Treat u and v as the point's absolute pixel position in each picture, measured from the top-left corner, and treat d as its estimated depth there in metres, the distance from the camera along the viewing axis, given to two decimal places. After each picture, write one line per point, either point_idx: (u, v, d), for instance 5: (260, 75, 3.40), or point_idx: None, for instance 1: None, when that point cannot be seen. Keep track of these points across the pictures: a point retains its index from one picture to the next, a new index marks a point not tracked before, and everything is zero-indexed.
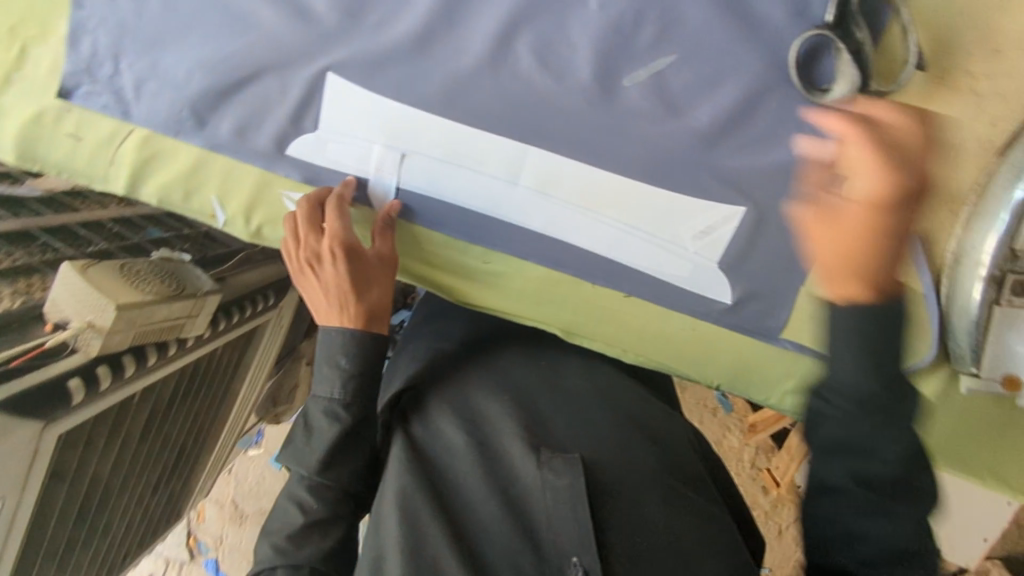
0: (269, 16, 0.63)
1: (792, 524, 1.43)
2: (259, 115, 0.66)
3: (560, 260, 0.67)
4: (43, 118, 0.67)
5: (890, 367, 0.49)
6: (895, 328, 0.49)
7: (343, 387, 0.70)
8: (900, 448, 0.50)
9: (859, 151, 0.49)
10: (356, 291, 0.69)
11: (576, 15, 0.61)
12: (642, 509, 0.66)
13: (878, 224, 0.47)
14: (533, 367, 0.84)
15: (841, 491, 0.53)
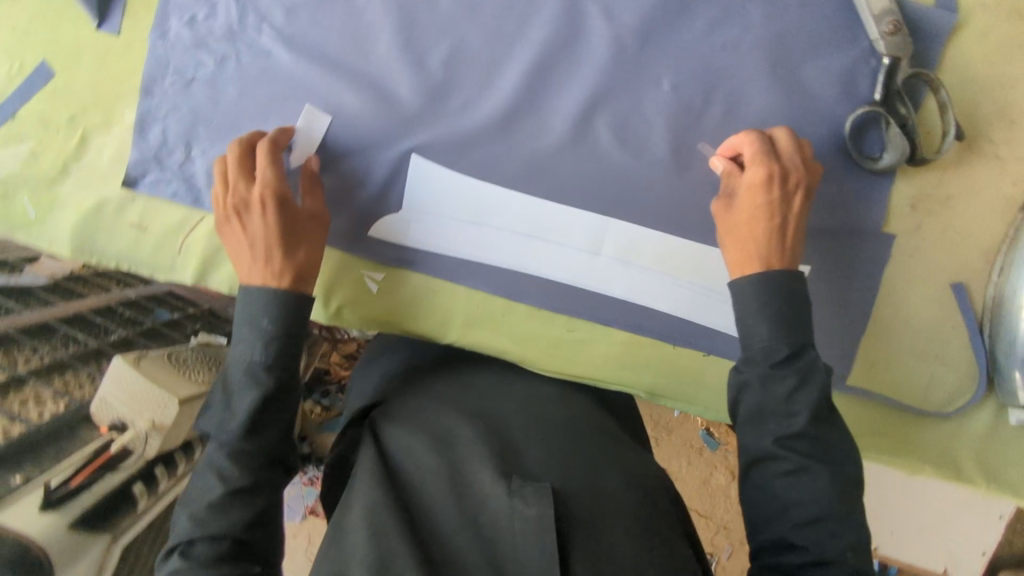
0: (352, 101, 0.64)
1: None
2: (342, 198, 0.66)
3: (644, 326, 0.68)
4: (104, 210, 0.66)
5: (783, 351, 0.54)
6: (802, 313, 0.55)
7: (269, 351, 0.59)
8: (810, 442, 0.52)
9: (750, 148, 0.58)
10: (281, 236, 0.59)
11: (648, 96, 0.65)
12: (614, 531, 0.53)
13: (767, 205, 0.56)
14: (514, 387, 0.71)
15: (777, 498, 0.53)
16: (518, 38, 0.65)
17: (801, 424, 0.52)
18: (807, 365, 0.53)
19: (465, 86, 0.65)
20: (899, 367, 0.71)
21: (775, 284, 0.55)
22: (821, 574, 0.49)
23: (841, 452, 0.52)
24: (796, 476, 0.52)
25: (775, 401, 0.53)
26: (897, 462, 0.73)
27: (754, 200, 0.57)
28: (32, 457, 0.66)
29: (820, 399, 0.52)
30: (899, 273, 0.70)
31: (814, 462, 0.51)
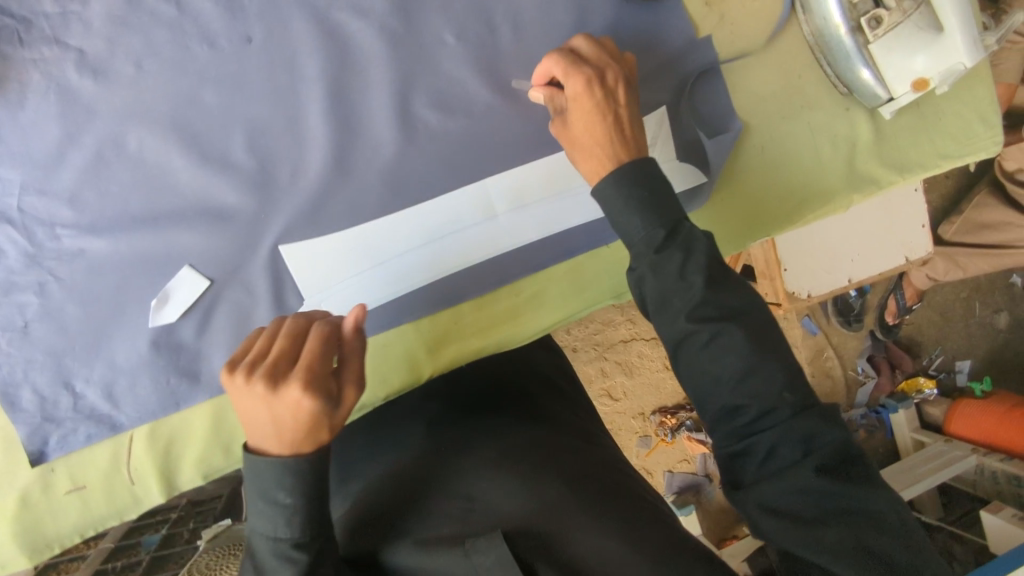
0: (192, 239, 0.60)
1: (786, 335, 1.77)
2: (245, 326, 0.62)
3: (573, 245, 0.70)
4: (32, 498, 0.59)
5: (660, 232, 0.53)
6: (659, 191, 0.55)
7: (293, 526, 0.52)
8: (713, 305, 0.51)
9: (557, 63, 0.58)
10: (310, 423, 0.51)
11: (444, 59, 0.65)
12: (582, 535, 0.57)
13: (597, 105, 0.56)
14: (433, 435, 0.68)
15: (708, 371, 0.51)
16: (297, 85, 0.62)
17: (701, 291, 0.51)
18: (687, 237, 0.53)
19: (283, 158, 0.62)
20: (782, 135, 0.74)
21: (627, 178, 0.54)
22: (773, 424, 0.49)
23: (745, 301, 0.52)
24: (716, 341, 0.51)
25: (673, 282, 0.52)
26: (830, 207, 0.76)
27: (585, 104, 0.56)
28: None
29: (707, 263, 0.52)
30: (732, 62, 0.73)
31: (727, 321, 0.51)
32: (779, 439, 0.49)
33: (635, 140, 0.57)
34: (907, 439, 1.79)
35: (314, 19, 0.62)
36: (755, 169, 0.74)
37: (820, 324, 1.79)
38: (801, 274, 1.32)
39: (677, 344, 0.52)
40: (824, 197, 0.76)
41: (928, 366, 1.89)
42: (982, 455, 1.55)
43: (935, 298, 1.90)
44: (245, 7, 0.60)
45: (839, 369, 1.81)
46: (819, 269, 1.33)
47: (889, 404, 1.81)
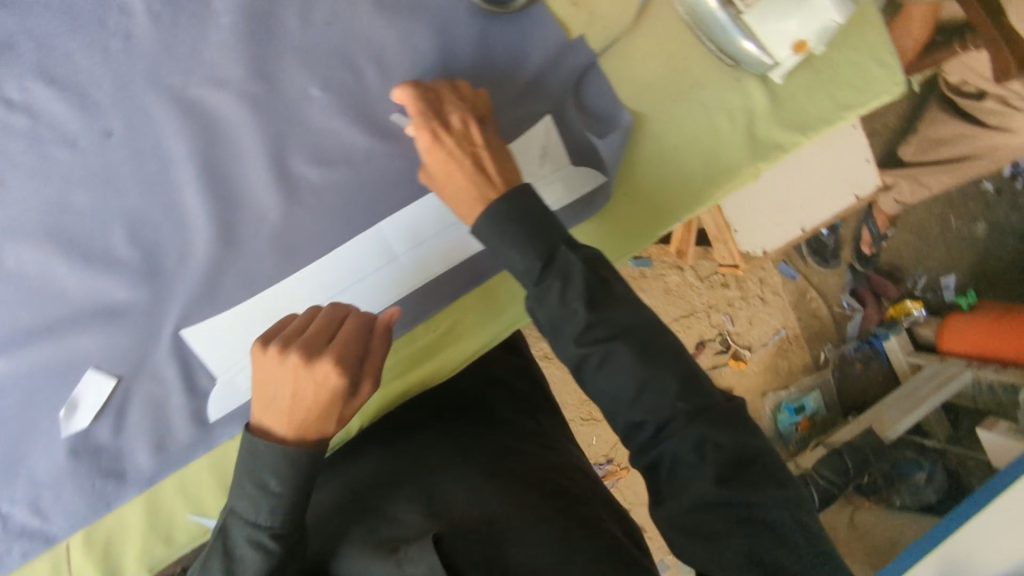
0: (93, 342, 0.60)
1: (765, 282, 1.56)
2: (162, 416, 0.62)
3: (482, 269, 0.69)
4: None
5: (536, 264, 0.52)
6: (535, 221, 0.53)
7: (275, 515, 0.54)
8: (602, 325, 0.51)
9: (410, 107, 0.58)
10: (327, 405, 0.55)
11: (311, 112, 0.64)
12: (520, 541, 0.52)
13: (450, 148, 0.56)
14: (386, 451, 0.65)
15: (606, 391, 0.51)
16: (166, 168, 0.61)
17: (583, 315, 0.50)
18: (564, 263, 0.52)
19: (167, 243, 0.61)
20: (676, 118, 0.73)
21: (500, 216, 0.53)
22: (670, 437, 0.49)
23: (633, 316, 0.52)
24: (609, 362, 0.50)
25: (557, 310, 0.51)
26: (738, 179, 0.75)
27: (439, 147, 0.57)
28: None
29: (586, 287, 0.51)
30: (609, 55, 0.71)
31: (615, 341, 0.50)
32: (680, 442, 0.48)
33: (507, 172, 0.57)
34: (903, 364, 1.62)
35: (172, 99, 0.61)
36: (652, 159, 0.73)
37: (796, 267, 1.57)
38: (752, 231, 1.33)
39: (577, 367, 0.52)
40: (728, 171, 0.74)
41: (914, 288, 1.64)
42: (978, 367, 1.45)
43: (909, 219, 1.62)
44: (98, 102, 0.59)
45: (824, 308, 1.60)
46: (769, 223, 1.33)
47: (879, 333, 1.62)
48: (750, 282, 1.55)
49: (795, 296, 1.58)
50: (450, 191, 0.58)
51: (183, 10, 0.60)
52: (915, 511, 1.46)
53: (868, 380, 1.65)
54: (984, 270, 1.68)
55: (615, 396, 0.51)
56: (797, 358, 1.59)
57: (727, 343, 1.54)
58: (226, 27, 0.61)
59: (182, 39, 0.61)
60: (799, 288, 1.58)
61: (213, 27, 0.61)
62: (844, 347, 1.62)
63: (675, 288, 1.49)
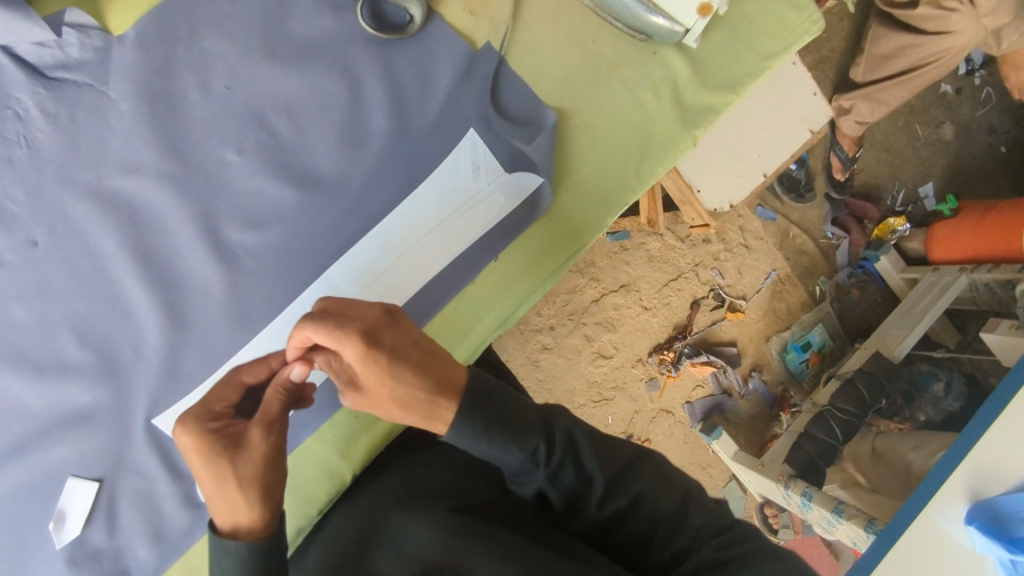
0: (66, 451, 0.60)
1: (744, 229, 1.56)
2: (152, 506, 0.62)
3: (439, 293, 0.69)
4: None
5: (542, 445, 0.55)
6: (510, 415, 0.54)
7: None
8: (614, 475, 0.58)
9: (317, 335, 0.50)
10: (219, 475, 0.47)
11: (233, 178, 0.63)
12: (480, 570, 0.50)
13: (388, 391, 0.51)
14: (348, 509, 0.64)
15: (635, 534, 0.57)
16: (100, 264, 0.61)
17: (600, 482, 0.57)
18: (565, 432, 0.58)
19: (120, 339, 0.61)
20: (600, 104, 0.72)
21: (474, 426, 0.52)
22: (686, 533, 0.56)
23: (636, 456, 0.60)
24: (634, 506, 0.57)
25: (575, 480, 0.57)
26: (675, 151, 0.74)
27: (380, 375, 0.50)
28: None
29: (592, 451, 0.58)
30: (520, 56, 0.71)
31: (635, 487, 0.58)
32: (660, 504, 0.57)
33: (431, 422, 0.52)
34: (897, 283, 1.55)
35: (91, 195, 0.60)
36: (585, 149, 0.72)
37: (772, 208, 1.57)
38: (715, 186, 1.32)
39: (553, 495, 0.57)
40: (663, 145, 0.74)
41: (893, 206, 1.62)
42: (972, 271, 1.35)
43: (876, 137, 1.61)
44: (16, 214, 0.59)
45: (811, 243, 1.59)
46: (728, 178, 1.32)
47: (868, 256, 1.56)
48: (731, 233, 1.55)
49: (777, 237, 1.57)
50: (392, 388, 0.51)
51: (80, 104, 0.60)
52: (940, 424, 1.35)
53: (872, 307, 1.61)
54: (963, 176, 1.64)
55: (644, 521, 0.57)
56: (794, 299, 1.58)
57: (720, 298, 1.54)
58: (128, 113, 0.61)
59: (87, 134, 0.60)
60: (780, 229, 1.58)
61: (115, 115, 0.60)
62: (840, 278, 1.59)
63: (658, 254, 1.50)
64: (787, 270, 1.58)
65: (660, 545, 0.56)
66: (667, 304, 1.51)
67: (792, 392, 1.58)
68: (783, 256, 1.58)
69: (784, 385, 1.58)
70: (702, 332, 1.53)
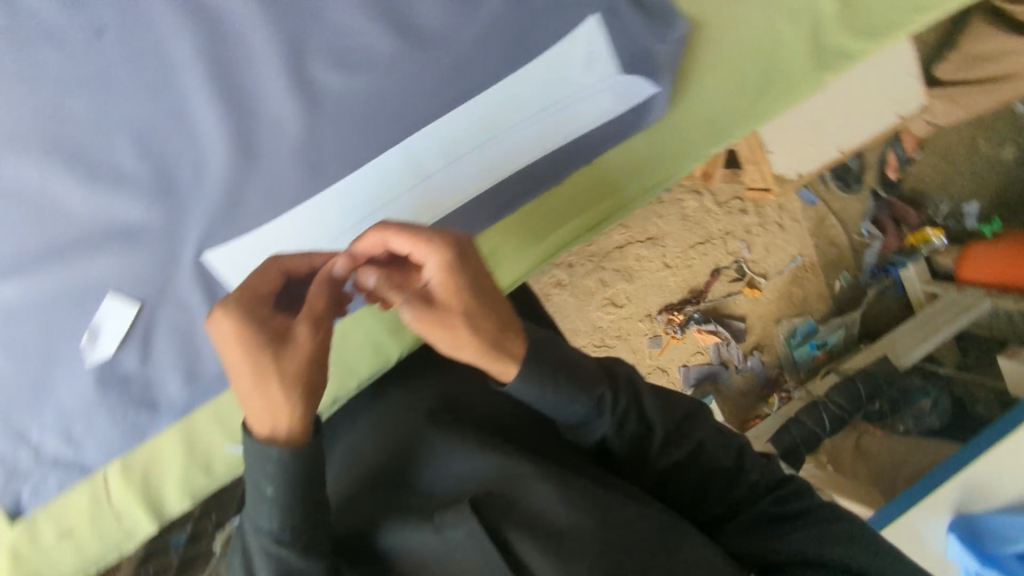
0: (109, 265, 0.56)
1: (782, 213, 1.43)
2: (189, 345, 0.59)
3: (523, 189, 0.65)
4: (22, 553, 0.58)
5: (607, 394, 0.54)
6: (563, 360, 0.54)
7: (271, 517, 0.49)
8: (679, 428, 0.57)
9: (397, 239, 0.51)
10: (259, 377, 0.47)
11: (329, 10, 0.57)
12: (548, 492, 0.49)
13: (461, 307, 0.50)
14: (377, 417, 0.64)
15: (697, 484, 0.56)
16: (168, 74, 0.55)
17: (660, 430, 0.56)
18: (626, 380, 0.57)
19: (179, 158, 0.56)
20: (733, 19, 0.66)
21: (540, 371, 0.52)
22: (746, 486, 0.55)
23: (693, 408, 0.59)
24: (696, 455, 0.56)
25: (635, 428, 0.56)
26: (799, 92, 0.68)
27: (457, 288, 0.50)
28: None
29: (653, 398, 0.57)
30: None
31: (698, 439, 0.57)
32: (715, 452, 0.57)
33: (500, 356, 0.51)
34: (918, 294, 1.49)
35: None
36: (707, 65, 0.66)
37: (817, 191, 1.43)
38: (788, 152, 1.28)
39: (616, 444, 0.56)
40: (789, 83, 0.68)
41: (937, 215, 1.49)
42: (997, 299, 1.34)
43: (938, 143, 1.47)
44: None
45: (844, 237, 1.46)
46: (808, 143, 1.27)
47: (896, 261, 1.47)
48: (770, 207, 1.41)
49: (813, 224, 1.44)
50: (467, 311, 0.50)
51: None
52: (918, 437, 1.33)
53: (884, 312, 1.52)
54: None
55: (708, 467, 0.56)
56: (813, 289, 1.47)
57: (742, 271, 1.42)
58: None
59: None
60: (818, 216, 1.45)
61: None
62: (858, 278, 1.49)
63: (692, 213, 1.37)
64: (815, 258, 1.46)
65: (718, 496, 0.55)
66: (688, 267, 1.39)
67: (787, 377, 1.48)
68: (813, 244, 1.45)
69: (781, 368, 1.47)
70: (716, 302, 1.42)
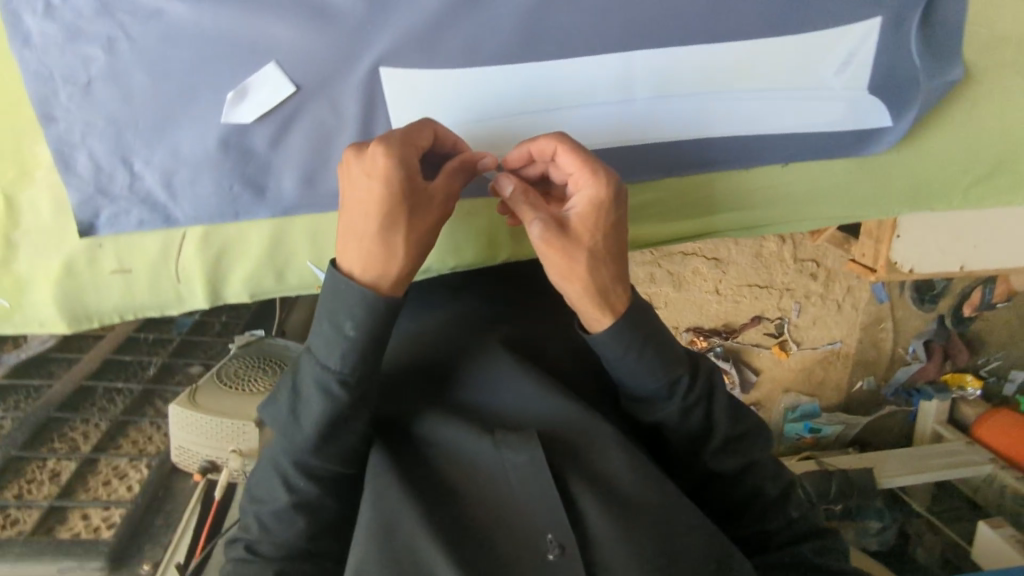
0: (284, 34, 0.51)
1: (848, 296, 1.19)
2: (324, 149, 0.55)
3: (709, 159, 0.59)
4: (77, 268, 0.56)
5: (683, 379, 0.51)
6: (654, 331, 0.50)
7: (343, 358, 0.48)
8: (741, 444, 0.54)
9: (565, 157, 0.50)
10: (385, 218, 0.47)
11: None
12: (610, 454, 0.49)
13: (591, 245, 0.49)
14: (449, 312, 0.63)
15: (743, 500, 0.54)
16: None
17: (723, 437, 0.53)
18: (706, 377, 0.52)
19: None
20: (1005, 95, 0.59)
21: (628, 333, 0.49)
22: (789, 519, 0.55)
23: (760, 425, 0.56)
24: (750, 472, 0.54)
25: (700, 427, 0.52)
26: (1014, 199, 0.64)
27: (596, 226, 0.49)
28: (68, 499, 0.70)
29: (728, 401, 0.53)
30: None
31: (756, 459, 0.54)
32: (762, 478, 0.54)
33: (603, 304, 0.49)
34: (925, 429, 1.32)
35: None
36: (952, 128, 0.60)
37: (893, 292, 1.21)
38: (919, 246, 0.86)
39: (673, 432, 0.53)
40: (1011, 186, 0.63)
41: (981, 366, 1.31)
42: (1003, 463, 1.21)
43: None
44: None
45: (890, 344, 1.24)
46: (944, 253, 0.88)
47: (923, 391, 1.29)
48: (837, 287, 1.18)
49: (868, 322, 1.22)
50: (595, 250, 0.49)
51: None
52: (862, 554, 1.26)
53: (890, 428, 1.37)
54: None
55: (757, 487, 0.54)
56: (835, 377, 1.29)
57: (781, 330, 1.21)
58: None
59: None
60: (877, 315, 1.23)
61: None
62: (881, 389, 1.30)
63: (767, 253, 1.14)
64: (851, 352, 1.25)
65: (757, 518, 0.54)
66: (735, 302, 1.17)
67: None
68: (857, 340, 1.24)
69: None
70: (748, 348, 1.22)
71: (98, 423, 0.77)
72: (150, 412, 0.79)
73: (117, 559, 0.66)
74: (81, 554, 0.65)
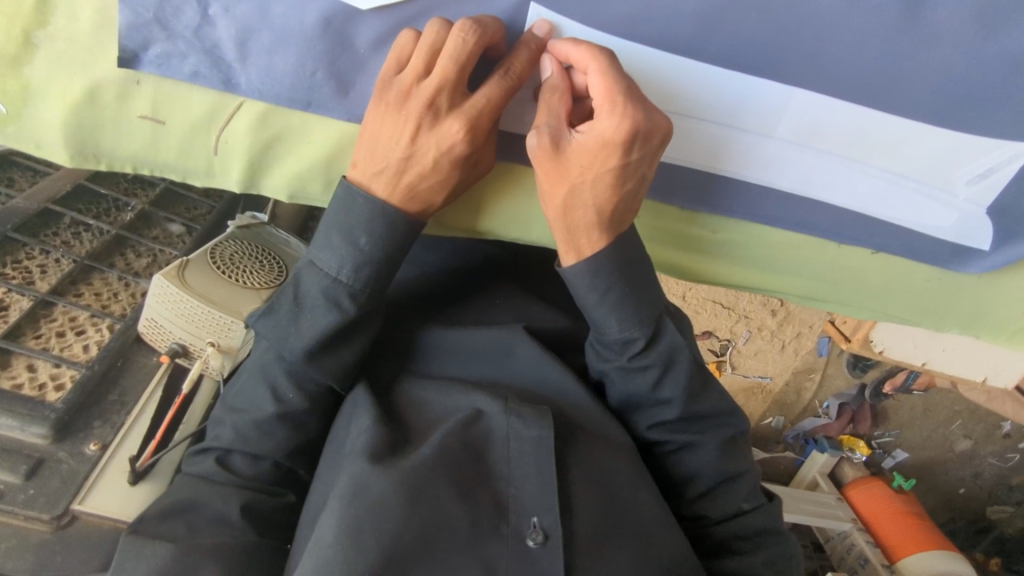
0: None
1: (794, 339, 1.21)
2: None
3: (809, 221, 0.56)
4: (101, 98, 0.47)
5: (639, 342, 0.49)
6: (645, 284, 0.50)
7: (352, 269, 0.48)
8: (685, 419, 0.52)
9: (590, 78, 0.44)
10: (448, 177, 0.48)
11: None
12: (605, 448, 0.48)
13: (578, 180, 0.46)
14: (489, 292, 0.63)
15: (681, 472, 0.53)
16: None
17: (670, 411, 0.51)
18: (668, 349, 0.50)
19: None
20: None
21: (607, 271, 0.48)
22: (725, 490, 0.53)
23: (719, 405, 0.53)
24: (687, 451, 0.52)
25: (642, 392, 0.51)
26: None
27: (591, 165, 0.45)
28: (14, 336, 0.66)
29: (684, 379, 0.51)
30: None
31: (700, 437, 0.52)
32: (702, 460, 0.52)
33: (569, 240, 0.49)
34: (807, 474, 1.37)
35: None
36: None
37: (833, 349, 1.22)
38: (898, 335, 0.91)
39: (616, 387, 0.52)
40: None
41: (873, 437, 1.35)
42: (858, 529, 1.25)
43: (976, 414, 1.30)
44: None
45: (808, 394, 1.31)
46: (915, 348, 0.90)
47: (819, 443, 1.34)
48: (787, 331, 1.19)
49: (800, 368, 1.26)
50: (583, 187, 0.46)
51: None
52: None
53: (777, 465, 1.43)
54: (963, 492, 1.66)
55: (695, 465, 0.52)
56: (755, 406, 1.36)
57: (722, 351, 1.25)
58: None
59: None
60: (809, 363, 1.27)
61: None
62: (785, 430, 1.39)
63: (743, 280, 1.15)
64: (776, 389, 1.30)
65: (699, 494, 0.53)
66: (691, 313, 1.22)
67: None
68: (782, 381, 1.29)
69: None
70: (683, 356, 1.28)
71: (59, 259, 0.73)
72: (119, 264, 0.76)
73: (62, 430, 0.63)
74: (24, 415, 0.61)
